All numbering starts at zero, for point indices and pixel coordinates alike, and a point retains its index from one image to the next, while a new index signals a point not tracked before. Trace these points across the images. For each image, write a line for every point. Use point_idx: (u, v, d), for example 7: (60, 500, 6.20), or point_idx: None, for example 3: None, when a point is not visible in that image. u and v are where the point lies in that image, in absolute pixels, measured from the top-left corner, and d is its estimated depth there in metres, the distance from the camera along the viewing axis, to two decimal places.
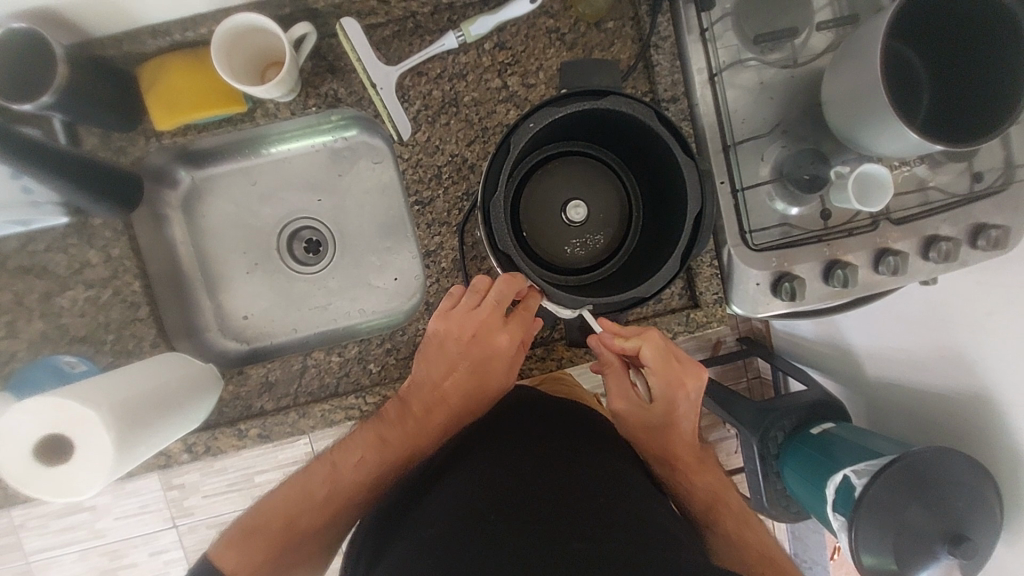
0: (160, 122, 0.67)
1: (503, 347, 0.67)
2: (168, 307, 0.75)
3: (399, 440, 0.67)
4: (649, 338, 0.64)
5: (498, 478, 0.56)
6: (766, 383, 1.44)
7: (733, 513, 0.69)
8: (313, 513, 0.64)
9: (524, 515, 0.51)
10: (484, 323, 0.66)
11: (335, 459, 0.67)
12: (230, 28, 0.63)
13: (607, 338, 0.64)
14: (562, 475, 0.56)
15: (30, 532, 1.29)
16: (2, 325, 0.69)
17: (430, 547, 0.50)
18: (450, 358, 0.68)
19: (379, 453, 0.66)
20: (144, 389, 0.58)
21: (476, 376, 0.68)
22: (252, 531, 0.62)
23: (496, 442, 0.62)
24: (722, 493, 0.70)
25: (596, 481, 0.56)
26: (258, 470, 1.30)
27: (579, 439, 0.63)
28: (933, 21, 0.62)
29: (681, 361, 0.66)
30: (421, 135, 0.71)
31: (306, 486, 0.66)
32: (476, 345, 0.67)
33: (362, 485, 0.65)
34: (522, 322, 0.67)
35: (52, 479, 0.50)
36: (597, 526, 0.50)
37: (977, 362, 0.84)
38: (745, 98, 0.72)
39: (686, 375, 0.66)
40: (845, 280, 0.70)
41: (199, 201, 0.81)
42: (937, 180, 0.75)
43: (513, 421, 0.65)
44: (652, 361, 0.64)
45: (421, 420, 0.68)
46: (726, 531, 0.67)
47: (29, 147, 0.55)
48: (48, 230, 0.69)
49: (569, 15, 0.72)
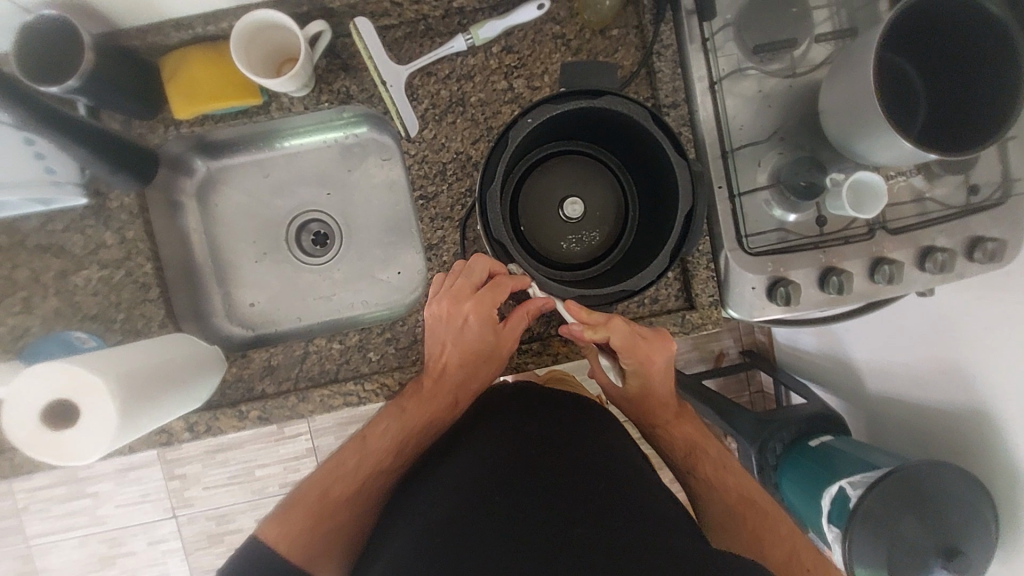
0: (178, 111, 0.70)
1: (477, 318, 0.66)
2: (178, 290, 0.77)
3: (414, 413, 0.69)
4: (616, 326, 0.65)
5: (510, 464, 0.58)
6: (769, 397, 1.43)
7: (710, 458, 0.73)
8: (345, 484, 0.66)
9: (528, 501, 0.53)
10: (455, 293, 0.66)
11: (360, 435, 0.70)
12: (249, 23, 0.66)
13: (577, 330, 0.63)
14: (566, 465, 0.59)
15: (32, 516, 1.31)
16: (18, 301, 0.71)
17: (435, 526, 0.52)
18: (438, 337, 0.69)
19: (397, 427, 0.69)
20: (150, 363, 0.60)
21: (467, 347, 0.69)
22: (291, 505, 0.63)
23: (502, 429, 0.64)
24: (698, 441, 0.74)
25: (599, 471, 0.58)
26: (259, 463, 1.32)
27: (592, 436, 0.65)
28: (929, 35, 0.64)
29: (647, 339, 0.67)
30: (428, 132, 0.74)
31: (334, 466, 0.68)
32: (452, 318, 0.67)
33: (387, 457, 0.68)
34: (494, 295, 0.65)
35: (57, 443, 0.52)
36: (598, 514, 0.52)
37: (974, 376, 0.84)
38: (745, 106, 0.74)
39: (653, 355, 0.68)
40: (840, 287, 0.71)
41: (213, 190, 0.84)
42: (934, 192, 0.75)
43: (530, 412, 0.68)
44: (620, 348, 0.66)
45: (432, 394, 0.70)
46: (702, 475, 0.72)
47: (54, 128, 0.58)
48: (66, 211, 0.71)
49: (575, 22, 0.75)
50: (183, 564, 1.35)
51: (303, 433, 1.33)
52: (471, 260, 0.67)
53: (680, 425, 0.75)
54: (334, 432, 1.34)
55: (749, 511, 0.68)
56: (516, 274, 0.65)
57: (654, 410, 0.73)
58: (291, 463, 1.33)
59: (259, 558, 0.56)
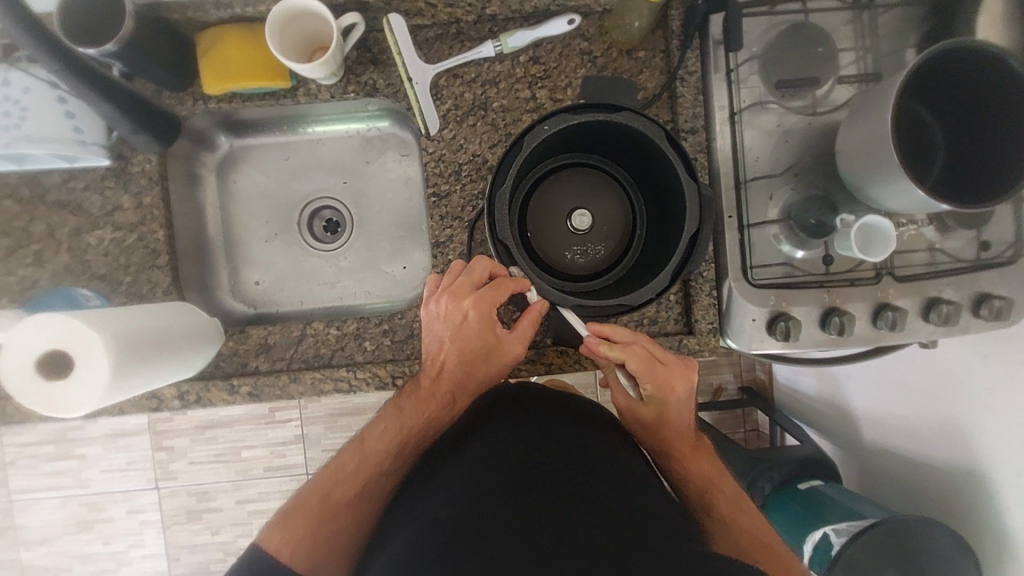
0: (207, 86, 0.72)
1: (476, 317, 0.65)
2: (187, 260, 0.78)
3: (413, 413, 0.69)
4: (636, 349, 0.65)
5: (515, 474, 0.59)
6: (763, 436, 1.42)
7: (724, 495, 0.71)
8: (345, 486, 0.66)
9: (529, 504, 0.55)
10: (456, 291, 0.65)
11: (359, 437, 0.70)
12: (286, 9, 0.68)
13: (594, 344, 0.63)
14: (572, 477, 0.59)
15: (18, 470, 1.32)
16: (30, 254, 0.73)
17: (438, 524, 0.54)
18: (437, 336, 0.68)
19: (396, 426, 0.69)
20: (149, 326, 0.61)
21: (466, 346, 0.68)
22: (290, 512, 0.64)
23: (505, 432, 0.66)
24: (713, 478, 0.72)
25: (597, 477, 0.60)
26: (246, 444, 1.33)
27: (596, 447, 0.65)
28: (952, 88, 0.64)
29: (666, 364, 0.67)
30: (448, 132, 0.75)
31: (335, 465, 0.68)
32: (451, 316, 0.66)
33: (387, 457, 0.68)
34: (493, 295, 0.64)
35: (48, 393, 0.53)
36: (598, 520, 0.54)
37: (971, 435, 0.83)
38: (763, 139, 0.74)
39: (672, 382, 0.67)
40: (841, 328, 0.71)
41: (232, 167, 0.86)
42: (945, 245, 0.75)
43: (533, 420, 0.68)
44: (637, 372, 0.65)
45: (432, 395, 0.69)
46: (717, 512, 0.70)
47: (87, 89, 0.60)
48: (89, 171, 0.73)
49: (604, 41, 0.76)
50: (158, 537, 1.35)
51: (293, 420, 1.33)
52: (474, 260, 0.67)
53: (697, 461, 0.72)
54: (324, 421, 1.34)
55: (763, 555, 0.67)
56: (516, 276, 0.64)
57: (673, 444, 0.71)
58: (278, 448, 1.34)
59: (258, 567, 0.58)
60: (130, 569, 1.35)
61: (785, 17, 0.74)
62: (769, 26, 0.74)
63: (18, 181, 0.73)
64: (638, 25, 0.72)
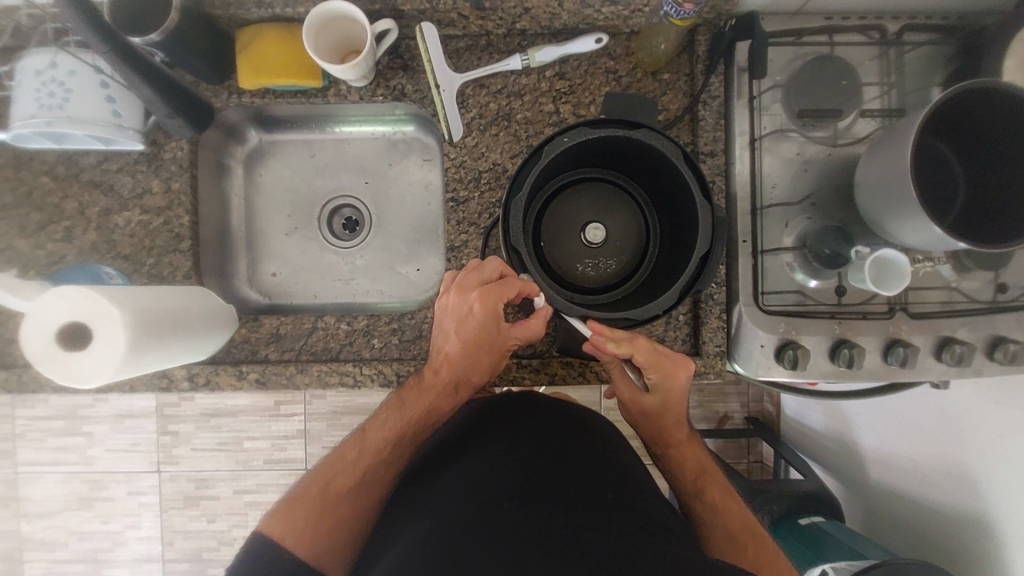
0: (243, 81, 0.74)
1: (480, 311, 0.65)
2: (208, 247, 0.80)
3: (413, 404, 0.71)
4: (643, 343, 0.65)
5: (523, 468, 0.60)
6: (767, 469, 1.39)
7: (715, 483, 0.73)
8: (348, 476, 0.67)
9: (541, 504, 0.55)
10: (463, 284, 0.67)
11: (361, 428, 0.71)
12: (323, 12, 0.70)
13: (601, 341, 0.63)
14: (577, 472, 0.61)
15: (26, 443, 1.34)
16: (60, 229, 0.76)
17: (452, 527, 0.54)
18: (444, 329, 0.69)
19: (397, 416, 0.71)
20: (167, 307, 0.62)
21: (470, 339, 0.68)
22: (293, 500, 0.63)
23: (513, 432, 0.67)
24: (705, 466, 0.74)
25: (607, 481, 0.61)
26: (249, 436, 1.34)
27: (598, 449, 0.67)
28: (976, 128, 0.64)
29: (671, 356, 0.67)
30: (470, 140, 0.77)
31: (336, 456, 0.69)
32: (457, 309, 0.67)
33: (386, 446, 0.70)
34: (497, 291, 0.64)
35: (64, 362, 0.54)
36: (610, 522, 0.54)
37: (981, 482, 0.81)
38: (782, 167, 0.75)
39: (676, 372, 0.68)
40: (850, 360, 0.70)
41: (260, 161, 0.88)
42: (963, 285, 0.74)
43: (532, 420, 0.69)
44: (643, 363, 0.66)
45: (434, 386, 0.71)
46: (709, 498, 0.71)
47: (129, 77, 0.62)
48: (123, 154, 0.76)
49: (629, 61, 0.77)
50: (155, 521, 1.36)
51: (296, 414, 1.35)
52: (486, 261, 0.68)
53: (689, 448, 0.74)
54: (327, 418, 1.35)
55: (753, 541, 0.67)
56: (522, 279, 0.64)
57: (669, 431, 0.73)
58: (279, 441, 1.35)
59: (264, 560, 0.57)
60: (125, 550, 1.36)
61: (810, 49, 0.75)
62: (795, 57, 0.75)
63: (55, 159, 0.76)
64: (664, 47, 0.73)
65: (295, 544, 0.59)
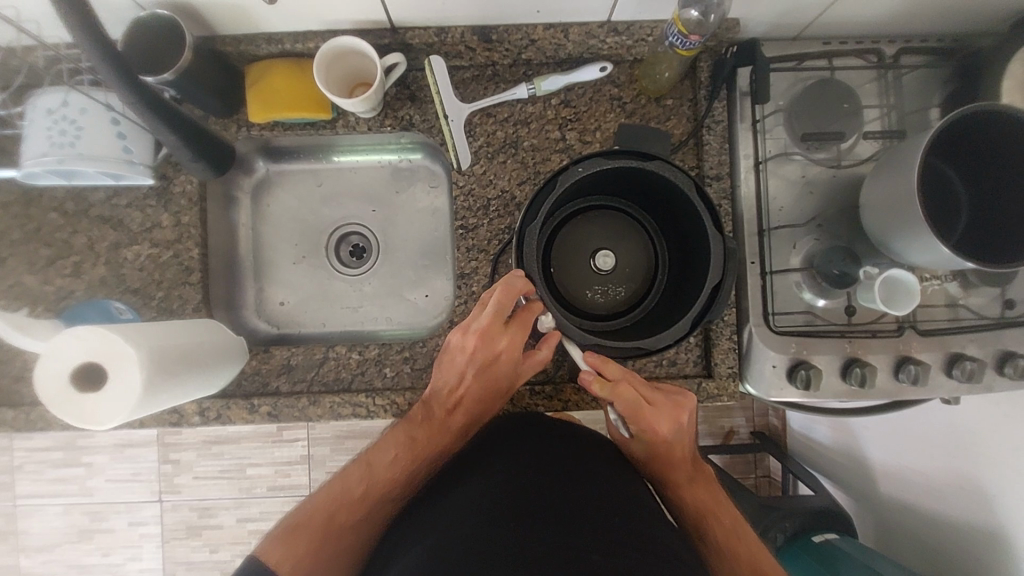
0: (253, 115, 0.75)
1: (505, 356, 0.66)
2: (217, 279, 0.80)
3: (425, 440, 0.70)
4: (625, 391, 0.65)
5: (522, 491, 0.61)
6: (775, 484, 1.38)
7: (722, 525, 0.70)
8: (351, 510, 0.65)
9: (542, 525, 0.57)
10: (484, 330, 0.64)
11: (365, 460, 0.69)
12: (333, 47, 0.71)
13: (587, 379, 0.63)
14: (577, 495, 0.62)
15: (24, 475, 1.32)
16: (69, 265, 0.75)
17: (455, 540, 0.56)
18: (458, 368, 0.68)
19: (407, 453, 0.69)
20: (180, 343, 0.62)
21: (485, 379, 0.68)
22: (294, 529, 0.62)
23: (517, 454, 0.67)
24: (713, 509, 0.72)
25: (610, 506, 0.61)
26: (252, 462, 1.33)
27: (601, 468, 0.67)
28: (977, 151, 0.65)
29: (655, 404, 0.67)
30: (478, 167, 0.77)
31: (339, 488, 0.67)
32: (477, 353, 0.66)
33: (394, 483, 0.68)
34: (522, 327, 0.66)
35: (80, 402, 0.54)
36: (610, 548, 0.55)
37: (994, 498, 0.81)
38: (786, 189, 0.76)
39: (659, 422, 0.67)
40: (862, 379, 0.71)
41: (267, 190, 0.88)
42: (968, 301, 0.75)
43: (533, 442, 0.69)
44: (625, 410, 0.66)
45: (444, 425, 0.71)
46: (714, 542, 0.69)
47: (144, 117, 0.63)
48: (132, 189, 0.76)
49: (633, 88, 0.78)
50: (156, 552, 1.33)
51: (300, 439, 1.33)
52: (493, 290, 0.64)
53: (693, 490, 0.73)
54: (332, 443, 1.34)
55: None
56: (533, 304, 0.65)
57: (671, 471, 0.72)
58: (283, 467, 1.33)
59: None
60: None
61: (810, 73, 0.77)
62: (795, 81, 0.76)
63: (64, 195, 0.76)
64: (668, 75, 0.74)
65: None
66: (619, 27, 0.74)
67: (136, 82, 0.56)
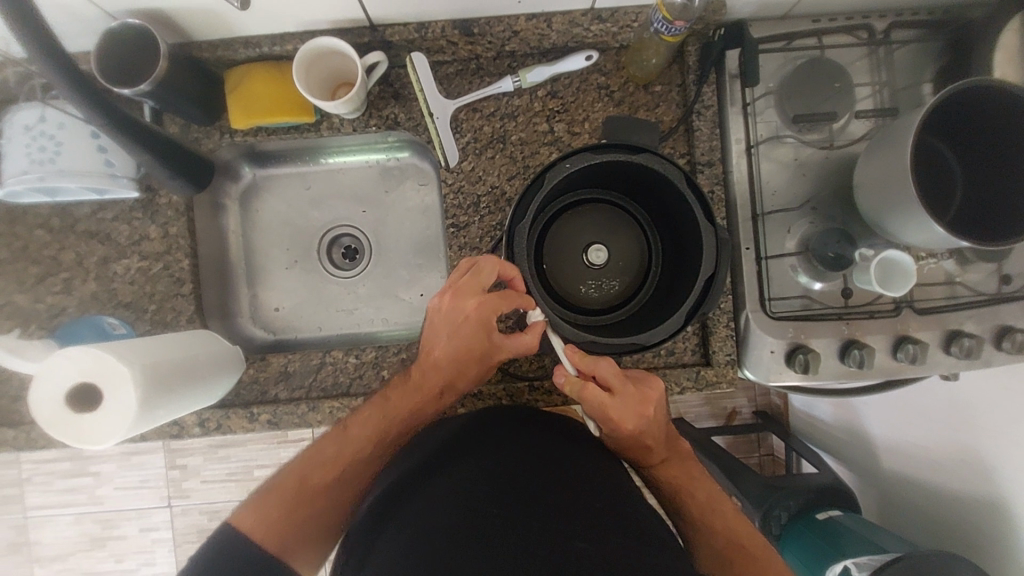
0: (235, 121, 0.74)
1: (476, 320, 0.66)
2: (210, 288, 0.80)
3: (399, 404, 0.68)
4: (590, 395, 0.63)
5: (505, 475, 0.61)
6: (779, 462, 1.39)
7: (696, 501, 0.69)
8: (323, 472, 0.64)
9: (516, 529, 0.55)
10: (459, 288, 0.66)
11: (341, 424, 0.68)
12: (312, 48, 0.70)
13: (561, 381, 0.64)
14: (563, 478, 0.62)
15: (33, 487, 1.33)
16: (59, 282, 0.75)
17: (427, 538, 0.55)
18: (435, 328, 0.67)
19: (381, 415, 0.68)
20: (175, 358, 0.62)
21: (460, 344, 0.67)
22: (264, 493, 0.62)
23: (499, 436, 0.66)
24: (686, 486, 0.70)
25: (592, 490, 0.61)
26: (259, 464, 1.33)
27: (584, 449, 0.67)
28: (971, 126, 0.64)
29: (620, 401, 0.64)
30: (467, 164, 0.76)
31: (313, 453, 0.66)
32: (452, 313, 0.66)
33: (367, 447, 0.66)
34: (501, 297, 0.65)
35: (77, 423, 0.54)
36: (594, 535, 0.56)
37: (994, 470, 0.81)
38: (779, 172, 0.75)
39: (625, 421, 0.64)
40: (860, 361, 0.70)
41: (256, 196, 0.87)
42: (965, 277, 0.74)
43: (510, 421, 0.68)
44: (593, 409, 0.65)
45: (419, 390, 0.68)
46: (691, 518, 0.69)
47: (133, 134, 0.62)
48: (118, 202, 0.75)
49: (621, 75, 0.77)
50: (169, 556, 1.34)
51: (304, 440, 1.34)
52: (480, 262, 0.66)
53: (667, 468, 0.70)
54: None
55: (738, 559, 0.64)
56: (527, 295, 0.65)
57: (644, 454, 0.68)
58: None
59: (227, 551, 0.54)
60: None
61: (801, 52, 0.75)
62: (784, 62, 0.75)
63: (49, 212, 0.75)
64: (655, 61, 0.72)
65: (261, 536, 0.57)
66: (603, 14, 0.72)
67: (106, 99, 0.55)
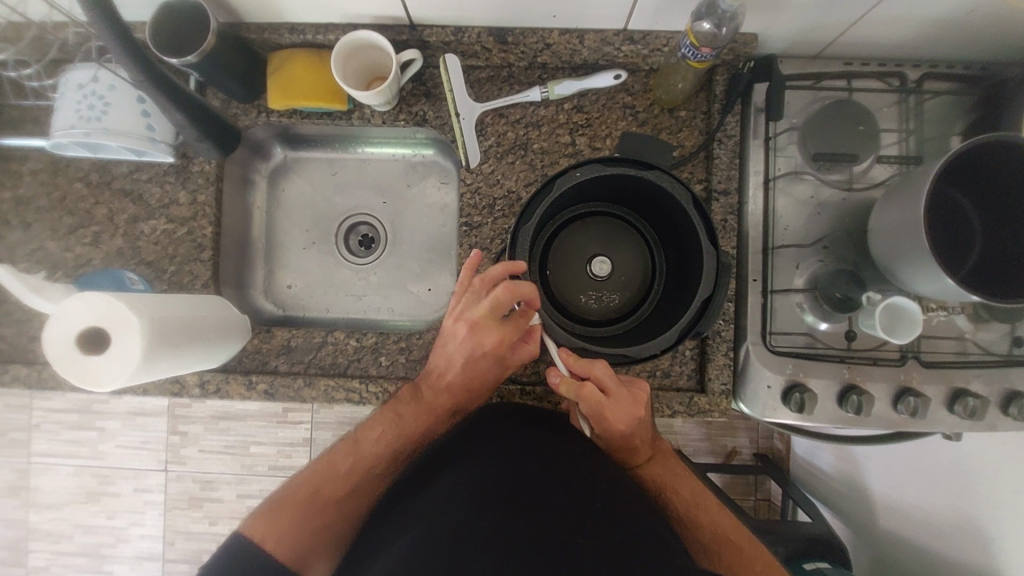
0: (271, 101, 0.77)
1: (491, 347, 0.68)
2: (229, 257, 0.83)
3: (412, 420, 0.70)
4: (589, 394, 0.64)
5: (504, 475, 0.61)
6: (774, 508, 1.36)
7: (680, 497, 0.70)
8: (338, 483, 0.66)
9: (521, 522, 0.55)
10: (474, 318, 0.67)
11: (352, 436, 0.70)
12: (352, 40, 0.73)
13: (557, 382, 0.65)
14: (560, 476, 0.62)
15: (40, 434, 1.37)
16: (89, 234, 0.79)
17: (435, 534, 0.54)
18: (450, 353, 0.70)
19: (395, 429, 0.70)
20: (184, 316, 0.64)
21: (475, 367, 0.70)
22: (279, 503, 0.63)
23: (495, 442, 0.66)
24: (670, 485, 0.71)
25: (590, 488, 0.61)
26: (256, 440, 1.36)
27: (578, 451, 0.67)
28: (994, 181, 0.64)
29: (612, 399, 0.65)
30: (486, 167, 0.78)
31: (327, 463, 0.68)
32: (468, 341, 0.68)
33: (380, 458, 0.68)
34: (514, 326, 0.68)
35: (83, 362, 0.56)
36: (597, 527, 0.55)
37: (994, 542, 0.78)
38: (795, 208, 0.75)
39: (619, 419, 0.66)
40: (858, 407, 0.69)
41: (284, 176, 0.91)
42: (977, 336, 0.73)
43: (507, 426, 0.69)
44: (587, 409, 0.65)
45: (432, 406, 0.71)
46: (678, 516, 0.69)
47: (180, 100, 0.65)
48: (154, 165, 0.79)
49: (647, 97, 0.78)
50: (159, 520, 1.37)
51: (302, 423, 1.36)
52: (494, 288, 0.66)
53: (651, 467, 0.72)
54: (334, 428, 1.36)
55: (728, 552, 0.65)
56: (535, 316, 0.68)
57: (630, 453, 0.70)
58: (285, 448, 1.36)
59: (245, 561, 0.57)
60: (126, 546, 1.38)
61: (829, 93, 0.76)
62: (812, 100, 0.75)
63: (90, 167, 0.80)
64: (682, 86, 0.74)
65: (279, 547, 0.59)
66: (635, 36, 0.74)
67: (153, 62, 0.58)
